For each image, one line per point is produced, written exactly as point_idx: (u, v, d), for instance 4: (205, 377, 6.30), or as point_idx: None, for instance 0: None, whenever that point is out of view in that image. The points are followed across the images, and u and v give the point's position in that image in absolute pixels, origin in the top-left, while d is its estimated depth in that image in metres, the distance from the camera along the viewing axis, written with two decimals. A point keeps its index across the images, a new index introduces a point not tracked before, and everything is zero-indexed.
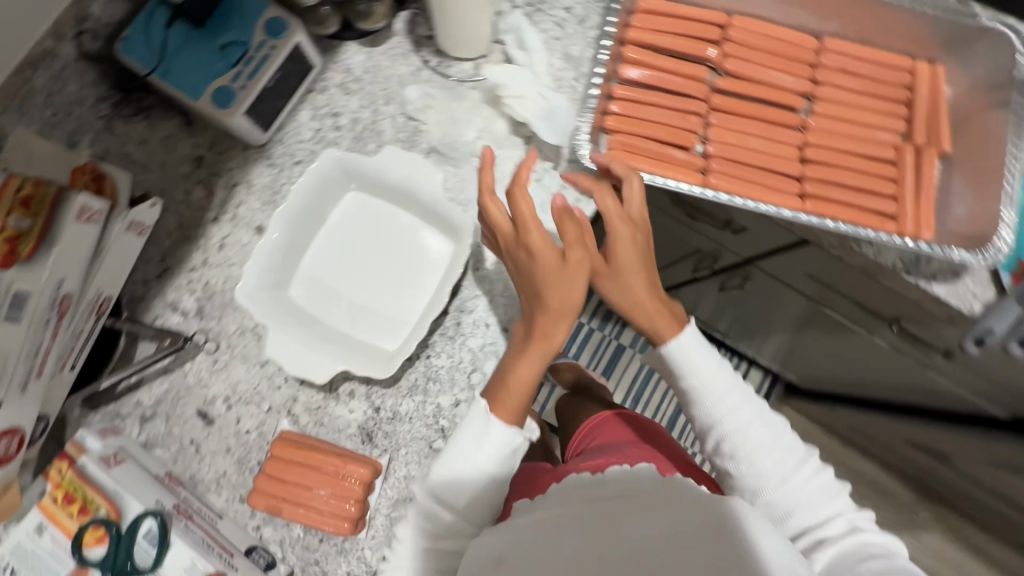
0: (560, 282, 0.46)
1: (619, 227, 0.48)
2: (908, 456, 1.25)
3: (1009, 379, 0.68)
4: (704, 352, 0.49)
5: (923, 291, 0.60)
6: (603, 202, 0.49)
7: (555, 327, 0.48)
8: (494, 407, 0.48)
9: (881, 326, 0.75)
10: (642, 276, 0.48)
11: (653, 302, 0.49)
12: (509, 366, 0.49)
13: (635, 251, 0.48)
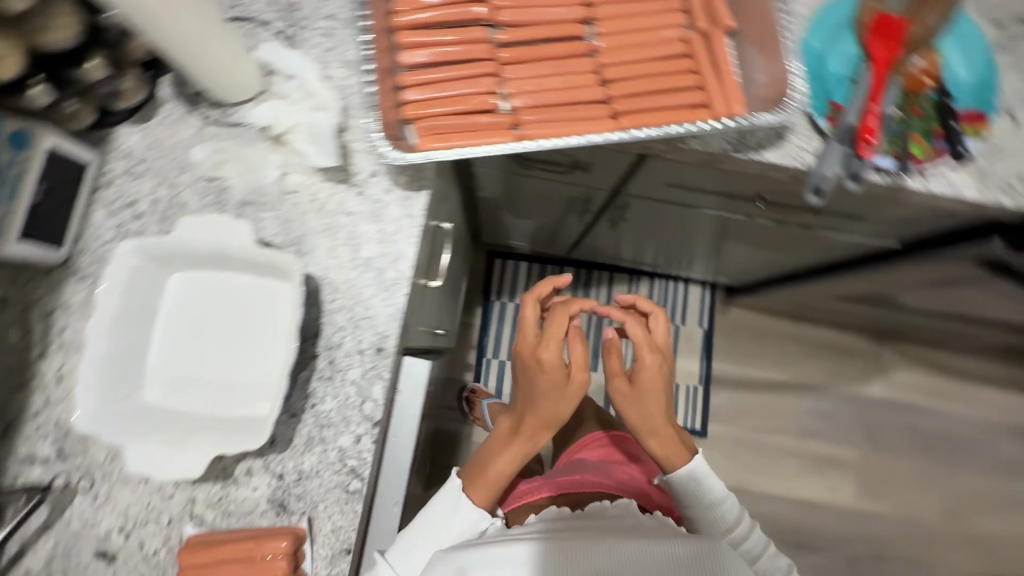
0: (569, 399, 0.60)
1: (650, 364, 0.66)
2: (846, 310, 1.33)
3: (871, 211, 0.71)
4: (709, 480, 0.69)
5: (758, 162, 0.62)
6: (634, 332, 0.67)
7: (544, 432, 0.62)
8: (473, 493, 0.61)
9: (751, 206, 0.77)
10: (661, 413, 0.67)
11: (668, 437, 0.68)
12: (494, 460, 0.62)
13: (661, 392, 0.66)
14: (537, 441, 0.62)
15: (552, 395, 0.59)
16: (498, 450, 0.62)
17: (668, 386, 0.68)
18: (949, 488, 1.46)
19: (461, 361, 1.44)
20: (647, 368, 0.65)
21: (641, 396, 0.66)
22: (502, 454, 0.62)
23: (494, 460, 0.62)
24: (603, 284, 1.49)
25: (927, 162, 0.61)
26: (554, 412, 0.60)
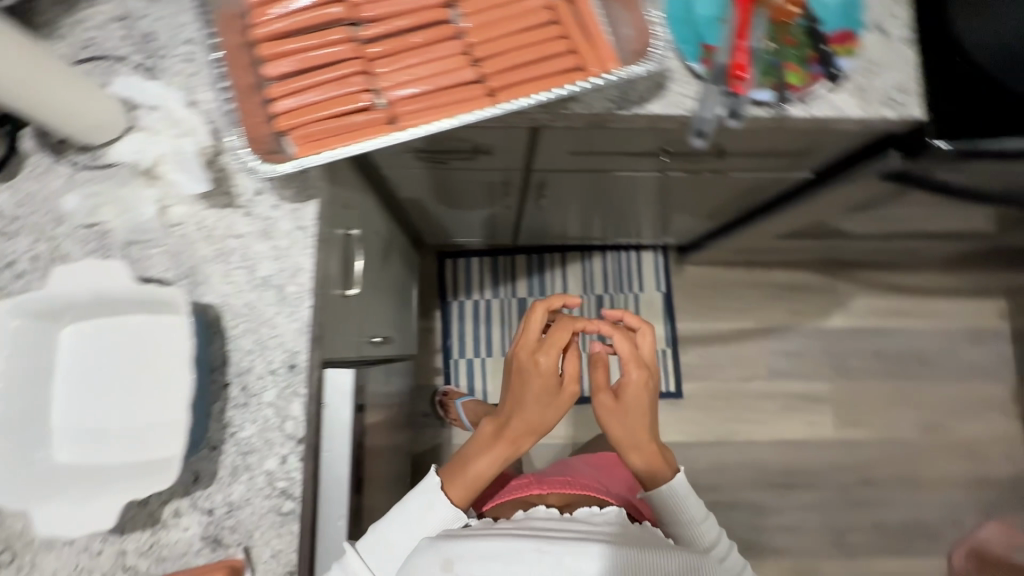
0: (558, 407, 0.62)
1: (636, 380, 0.69)
2: (792, 248, 1.35)
3: (770, 146, 0.72)
4: (689, 497, 0.73)
5: (643, 116, 0.62)
6: (620, 347, 0.69)
7: (528, 437, 0.63)
8: (450, 491, 0.62)
9: (658, 161, 0.78)
10: (648, 429, 0.70)
11: (651, 454, 0.72)
12: (477, 460, 0.63)
13: (648, 409, 0.69)
14: (520, 445, 0.63)
15: (542, 399, 0.61)
16: (483, 452, 0.63)
17: (654, 405, 0.71)
18: (922, 402, 1.50)
19: (429, 366, 1.43)
20: (636, 384, 0.69)
21: (631, 411, 0.69)
22: (487, 455, 0.63)
23: (476, 459, 0.63)
24: (556, 265, 1.49)
25: (805, 88, 0.61)
26: (542, 418, 0.62)
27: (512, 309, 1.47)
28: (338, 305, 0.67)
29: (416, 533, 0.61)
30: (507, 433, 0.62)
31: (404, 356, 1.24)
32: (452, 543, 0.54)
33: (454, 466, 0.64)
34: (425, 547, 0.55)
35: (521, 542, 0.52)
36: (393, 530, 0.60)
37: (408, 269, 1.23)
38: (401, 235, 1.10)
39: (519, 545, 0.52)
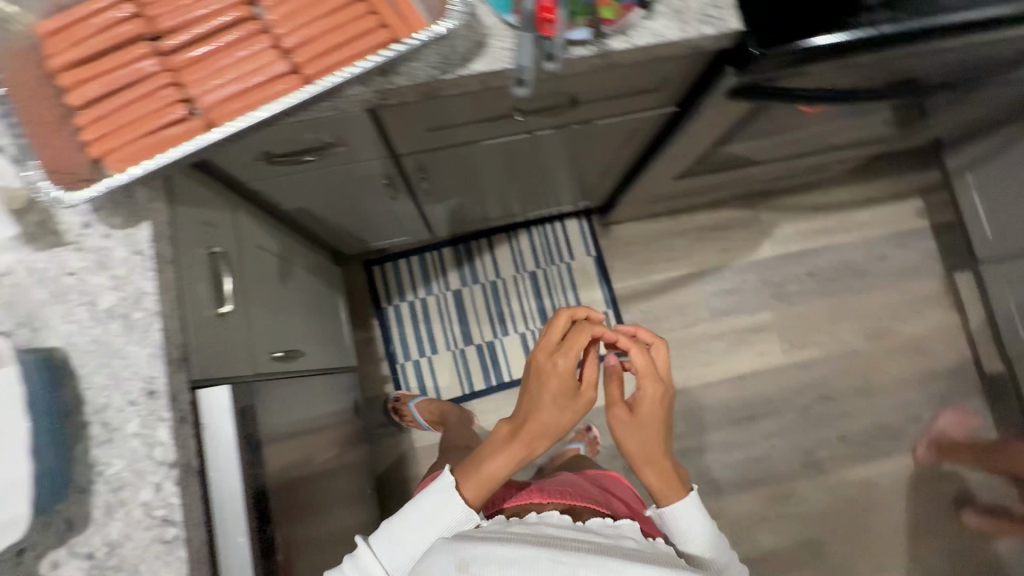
0: (570, 411, 0.71)
1: (651, 396, 0.76)
2: (704, 187, 1.37)
3: (613, 85, 0.73)
4: (698, 519, 0.75)
5: (469, 77, 0.62)
6: (636, 363, 0.76)
7: (541, 439, 0.72)
8: (464, 488, 0.71)
9: (518, 123, 0.79)
10: (662, 444, 0.76)
11: (664, 471, 0.76)
12: (494, 459, 0.72)
13: (663, 424, 0.75)
14: (532, 448, 0.72)
15: (555, 402, 0.70)
16: (500, 450, 0.73)
17: (670, 424, 0.77)
18: (864, 312, 1.52)
19: (377, 376, 1.42)
20: (651, 399, 0.75)
21: (647, 424, 0.75)
22: (503, 453, 0.72)
23: (493, 458, 0.72)
24: (484, 250, 1.49)
25: (621, 19, 0.61)
26: (556, 420, 0.71)
27: (449, 303, 1.46)
28: (213, 325, 0.66)
29: (429, 532, 0.69)
30: (521, 433, 0.71)
31: (342, 369, 1.23)
32: (468, 548, 0.55)
33: (471, 465, 0.73)
34: (438, 549, 0.56)
35: (531, 549, 0.53)
36: (408, 526, 0.69)
37: (328, 283, 1.22)
38: (306, 250, 1.09)
39: (530, 553, 0.53)
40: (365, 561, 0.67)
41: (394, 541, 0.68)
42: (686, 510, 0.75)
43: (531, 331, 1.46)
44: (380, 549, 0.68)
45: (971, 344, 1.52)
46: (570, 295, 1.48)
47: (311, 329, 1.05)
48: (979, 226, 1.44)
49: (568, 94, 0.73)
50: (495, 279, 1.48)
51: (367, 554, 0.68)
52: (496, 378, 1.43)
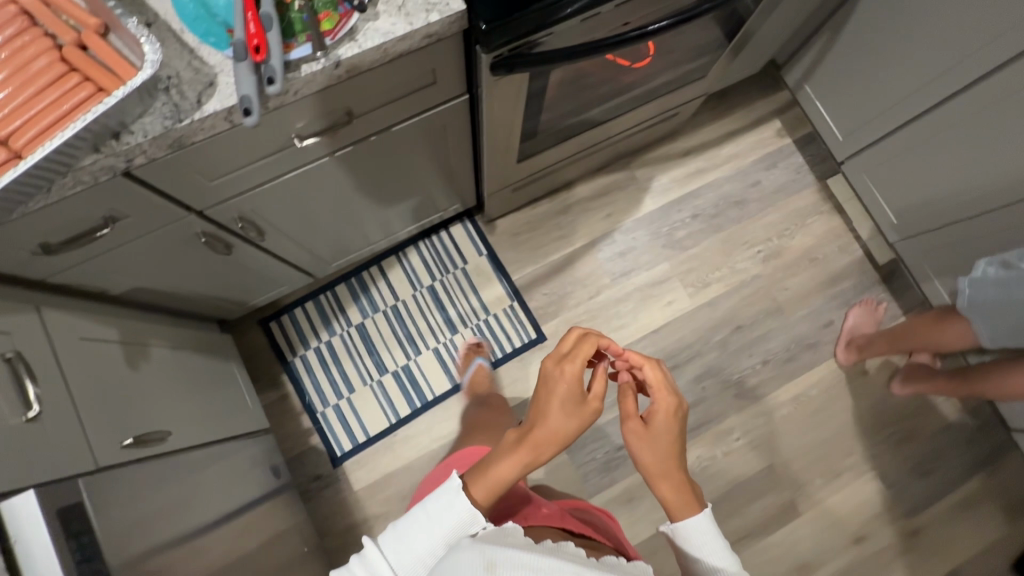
0: (581, 419, 0.65)
1: (665, 408, 0.70)
2: (565, 161, 1.40)
3: (380, 90, 0.74)
4: (713, 542, 0.67)
5: (208, 118, 0.61)
6: (653, 376, 0.72)
7: (550, 447, 0.65)
8: (473, 491, 0.65)
9: (307, 149, 0.79)
10: (677, 458, 0.69)
11: (682, 486, 0.69)
12: (501, 464, 0.66)
13: (679, 438, 0.69)
14: (540, 456, 0.66)
15: (563, 407, 0.64)
16: (505, 456, 0.67)
17: (685, 439, 0.71)
18: (755, 238, 1.57)
19: (299, 432, 1.38)
20: (665, 410, 0.70)
21: (660, 437, 0.69)
22: (512, 458, 0.65)
23: (499, 462, 0.66)
24: (378, 277, 1.47)
25: (340, 28, 0.62)
26: (564, 428, 0.64)
27: (355, 338, 1.43)
28: (22, 433, 0.63)
29: (435, 532, 0.61)
30: (530, 438, 0.65)
31: (248, 436, 1.19)
32: (495, 547, 0.49)
33: (479, 468, 0.68)
34: (466, 549, 0.49)
35: (562, 563, 0.47)
36: (415, 523, 0.62)
37: (212, 353, 1.18)
38: (168, 327, 1.05)
39: (561, 569, 0.47)
40: (374, 559, 0.61)
41: (402, 540, 0.61)
42: (707, 530, 0.67)
43: (443, 344, 1.45)
44: (389, 549, 0.61)
45: (859, 241, 1.58)
46: (472, 298, 1.48)
47: (190, 404, 1.01)
48: (831, 131, 1.52)
49: (339, 106, 0.74)
50: (396, 303, 1.46)
51: (374, 551, 0.62)
52: (421, 400, 1.41)
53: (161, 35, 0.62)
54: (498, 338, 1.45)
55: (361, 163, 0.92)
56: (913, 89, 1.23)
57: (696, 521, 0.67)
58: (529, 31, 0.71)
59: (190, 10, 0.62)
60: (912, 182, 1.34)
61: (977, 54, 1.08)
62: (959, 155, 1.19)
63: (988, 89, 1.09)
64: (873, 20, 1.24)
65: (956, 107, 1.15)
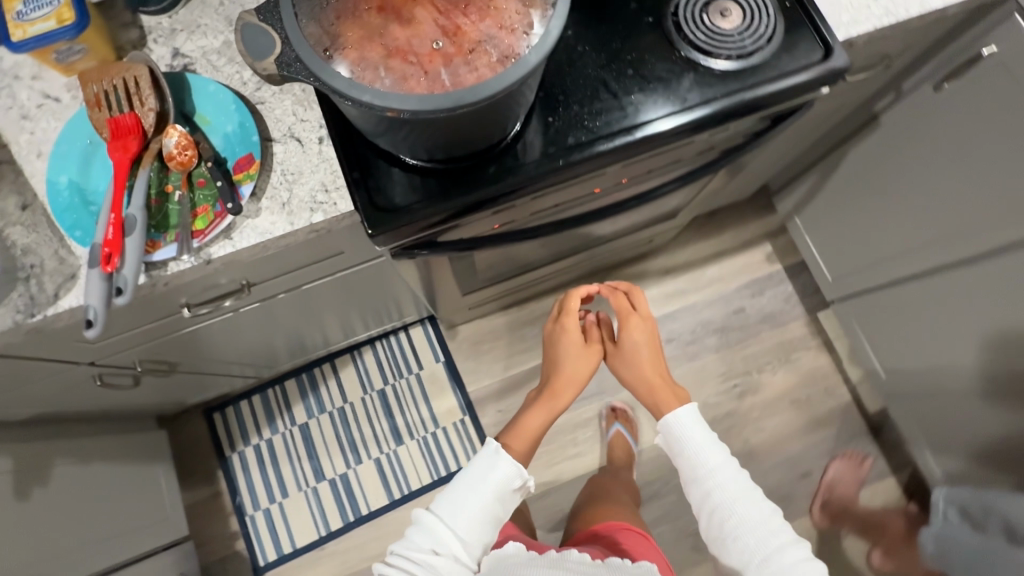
0: (588, 358, 0.88)
1: (633, 328, 0.88)
2: (530, 278, 1.34)
3: (277, 264, 0.71)
4: (695, 432, 0.79)
5: (64, 313, 0.59)
6: (620, 302, 0.90)
7: (567, 390, 0.88)
8: (513, 442, 0.86)
9: (202, 314, 0.75)
10: (650, 364, 0.86)
11: (661, 383, 0.85)
12: (528, 415, 0.88)
13: (648, 347, 0.87)
14: (556, 401, 0.88)
15: (568, 351, 0.88)
16: (530, 410, 0.90)
17: (655, 348, 0.88)
18: (732, 372, 1.47)
19: (226, 534, 1.32)
20: (635, 328, 0.87)
21: (632, 352, 0.87)
22: (537, 408, 0.88)
23: (527, 418, 0.88)
24: (329, 375, 1.43)
25: (211, 228, 0.59)
26: (569, 371, 0.87)
27: (297, 439, 1.38)
28: None
29: (482, 488, 0.72)
30: (545, 387, 0.89)
31: (154, 553, 1.13)
32: None
33: (514, 423, 0.89)
34: None
35: None
36: (460, 487, 0.73)
37: (133, 458, 1.15)
38: (87, 436, 1.03)
39: None
40: (431, 526, 0.71)
41: (455, 505, 0.72)
42: (690, 422, 0.80)
43: (386, 455, 1.38)
44: (446, 516, 0.71)
45: (848, 385, 1.45)
46: (423, 408, 1.41)
47: (85, 527, 0.97)
48: (819, 268, 1.41)
49: (231, 279, 0.70)
50: (343, 405, 1.41)
51: (430, 517, 0.71)
52: (354, 514, 1.34)
53: (33, 219, 0.60)
54: (443, 454, 1.38)
55: (279, 310, 0.88)
56: (901, 249, 1.13)
57: (674, 418, 0.81)
58: (430, 226, 0.65)
59: (64, 198, 0.60)
60: (902, 343, 1.22)
61: (961, 234, 1.00)
62: (950, 330, 1.07)
63: (977, 271, 0.98)
64: (859, 172, 1.15)
65: (946, 280, 1.04)
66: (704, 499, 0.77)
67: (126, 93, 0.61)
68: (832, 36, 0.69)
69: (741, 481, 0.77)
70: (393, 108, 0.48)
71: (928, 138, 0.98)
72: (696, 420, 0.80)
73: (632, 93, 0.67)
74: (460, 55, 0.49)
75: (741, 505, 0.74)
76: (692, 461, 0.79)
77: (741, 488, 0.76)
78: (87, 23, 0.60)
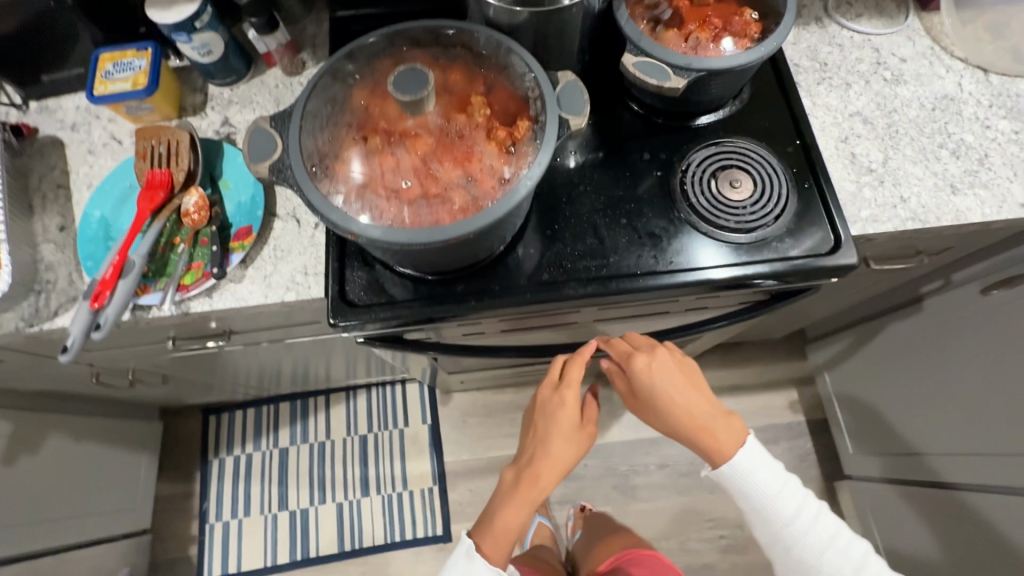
0: (576, 441, 0.73)
1: (651, 373, 0.69)
2: (531, 368, 1.32)
3: (259, 321, 0.75)
4: (758, 473, 0.69)
5: (56, 328, 0.66)
6: (619, 348, 0.73)
7: (550, 474, 0.72)
8: (484, 542, 0.72)
9: (188, 348, 0.80)
10: (682, 408, 0.68)
11: (704, 424, 0.69)
12: (503, 511, 0.73)
13: (675, 387, 0.68)
14: (539, 490, 0.72)
15: (562, 433, 0.72)
16: (509, 499, 0.73)
17: (681, 385, 0.69)
18: (726, 519, 1.32)
19: (183, 536, 1.36)
20: (651, 366, 0.69)
21: (657, 398, 0.69)
22: (516, 501, 0.72)
23: (503, 514, 0.73)
24: (321, 408, 1.47)
25: (196, 286, 0.65)
26: (562, 455, 0.73)
27: (274, 462, 1.42)
28: None
29: None
30: (527, 470, 0.73)
31: (111, 539, 1.19)
32: None
33: (486, 517, 0.74)
34: None
35: None
36: None
37: (124, 444, 1.23)
38: (88, 415, 1.11)
39: None
40: None
41: None
42: (755, 464, 0.69)
43: (349, 502, 1.38)
44: None
45: None
46: (397, 465, 1.41)
47: (62, 502, 1.05)
48: (842, 435, 1.28)
49: (215, 327, 0.75)
50: (325, 440, 1.44)
51: None
52: (302, 553, 1.34)
53: (64, 242, 0.69)
54: (403, 519, 1.36)
55: (266, 351, 0.93)
56: (929, 448, 1.01)
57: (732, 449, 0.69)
58: (396, 327, 0.67)
59: (91, 230, 0.68)
60: (916, 549, 1.07)
61: (993, 457, 0.88)
62: (971, 557, 0.93)
63: (1004, 503, 0.85)
64: (893, 348, 1.05)
65: (970, 498, 0.92)
66: (786, 555, 0.72)
67: (168, 151, 0.69)
68: (844, 229, 0.66)
69: (824, 528, 0.70)
70: (352, 231, 0.51)
71: (968, 340, 0.88)
72: (760, 457, 0.69)
73: (618, 241, 0.68)
74: (425, 196, 0.53)
75: (831, 557, 0.69)
76: (768, 510, 0.70)
77: (822, 532, 0.70)
78: (156, 88, 0.70)
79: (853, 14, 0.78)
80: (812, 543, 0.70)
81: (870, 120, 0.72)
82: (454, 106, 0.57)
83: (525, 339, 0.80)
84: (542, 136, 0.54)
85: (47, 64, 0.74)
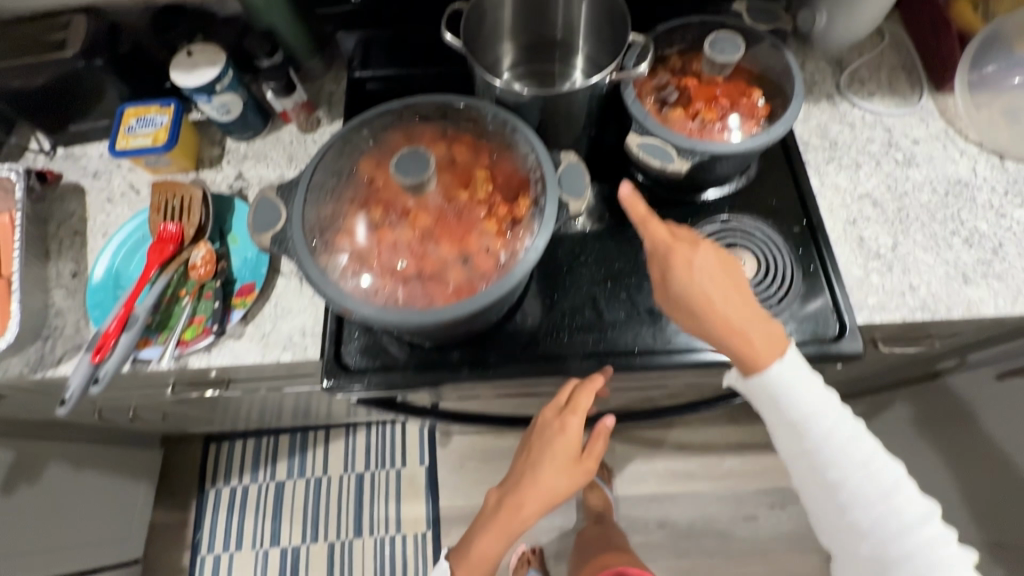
0: (570, 474, 0.65)
1: (686, 263, 0.54)
2: None
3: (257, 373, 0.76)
4: (800, 387, 0.56)
5: (58, 376, 0.67)
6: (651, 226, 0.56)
7: (534, 505, 0.65)
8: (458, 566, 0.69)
9: (186, 393, 0.81)
10: (721, 308, 0.54)
11: (744, 331, 0.54)
12: (480, 539, 0.66)
13: (713, 284, 0.54)
14: (519, 526, 0.65)
15: (554, 463, 0.64)
16: (485, 528, 0.67)
17: (722, 283, 0.55)
18: None
19: (174, 566, 1.36)
20: (689, 259, 0.55)
21: (692, 295, 0.54)
22: (493, 531, 0.66)
23: (479, 541, 0.66)
24: (320, 442, 1.46)
25: (195, 342, 0.66)
26: (550, 489, 0.64)
27: (270, 496, 1.41)
28: None
29: None
30: (509, 498, 0.65)
31: (104, 568, 1.19)
32: None
33: (464, 543, 0.69)
34: None
35: None
36: None
37: (124, 473, 1.24)
38: (91, 445, 1.12)
39: None
40: None
41: None
42: (794, 374, 0.55)
43: (342, 543, 1.36)
44: None
45: None
46: (392, 507, 1.39)
47: (58, 533, 1.05)
48: None
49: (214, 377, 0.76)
50: (322, 476, 1.43)
51: None
52: None
53: (75, 289, 0.71)
54: (394, 564, 1.34)
55: (265, 395, 0.93)
56: None
57: (780, 374, 0.55)
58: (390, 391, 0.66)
59: (101, 280, 0.70)
60: None
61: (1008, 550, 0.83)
62: None
63: None
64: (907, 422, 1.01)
65: None
66: (804, 461, 0.58)
67: (181, 206, 0.71)
68: (850, 317, 0.64)
69: (858, 437, 0.57)
70: (345, 308, 0.51)
71: (980, 426, 0.85)
72: (801, 366, 0.56)
73: (617, 315, 0.67)
74: (420, 277, 0.54)
75: (859, 473, 0.56)
76: (798, 409, 0.56)
77: (857, 441, 0.57)
78: (175, 144, 0.72)
79: (866, 93, 0.78)
80: (840, 450, 0.56)
81: (880, 203, 0.71)
82: (456, 185, 0.58)
83: (521, 403, 0.79)
84: (541, 219, 0.54)
85: (76, 115, 0.77)
